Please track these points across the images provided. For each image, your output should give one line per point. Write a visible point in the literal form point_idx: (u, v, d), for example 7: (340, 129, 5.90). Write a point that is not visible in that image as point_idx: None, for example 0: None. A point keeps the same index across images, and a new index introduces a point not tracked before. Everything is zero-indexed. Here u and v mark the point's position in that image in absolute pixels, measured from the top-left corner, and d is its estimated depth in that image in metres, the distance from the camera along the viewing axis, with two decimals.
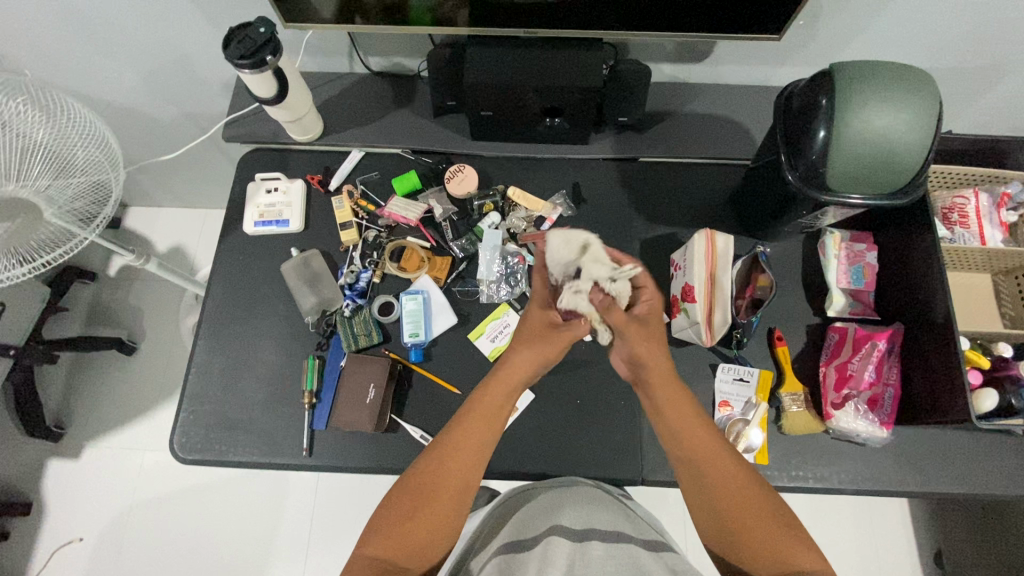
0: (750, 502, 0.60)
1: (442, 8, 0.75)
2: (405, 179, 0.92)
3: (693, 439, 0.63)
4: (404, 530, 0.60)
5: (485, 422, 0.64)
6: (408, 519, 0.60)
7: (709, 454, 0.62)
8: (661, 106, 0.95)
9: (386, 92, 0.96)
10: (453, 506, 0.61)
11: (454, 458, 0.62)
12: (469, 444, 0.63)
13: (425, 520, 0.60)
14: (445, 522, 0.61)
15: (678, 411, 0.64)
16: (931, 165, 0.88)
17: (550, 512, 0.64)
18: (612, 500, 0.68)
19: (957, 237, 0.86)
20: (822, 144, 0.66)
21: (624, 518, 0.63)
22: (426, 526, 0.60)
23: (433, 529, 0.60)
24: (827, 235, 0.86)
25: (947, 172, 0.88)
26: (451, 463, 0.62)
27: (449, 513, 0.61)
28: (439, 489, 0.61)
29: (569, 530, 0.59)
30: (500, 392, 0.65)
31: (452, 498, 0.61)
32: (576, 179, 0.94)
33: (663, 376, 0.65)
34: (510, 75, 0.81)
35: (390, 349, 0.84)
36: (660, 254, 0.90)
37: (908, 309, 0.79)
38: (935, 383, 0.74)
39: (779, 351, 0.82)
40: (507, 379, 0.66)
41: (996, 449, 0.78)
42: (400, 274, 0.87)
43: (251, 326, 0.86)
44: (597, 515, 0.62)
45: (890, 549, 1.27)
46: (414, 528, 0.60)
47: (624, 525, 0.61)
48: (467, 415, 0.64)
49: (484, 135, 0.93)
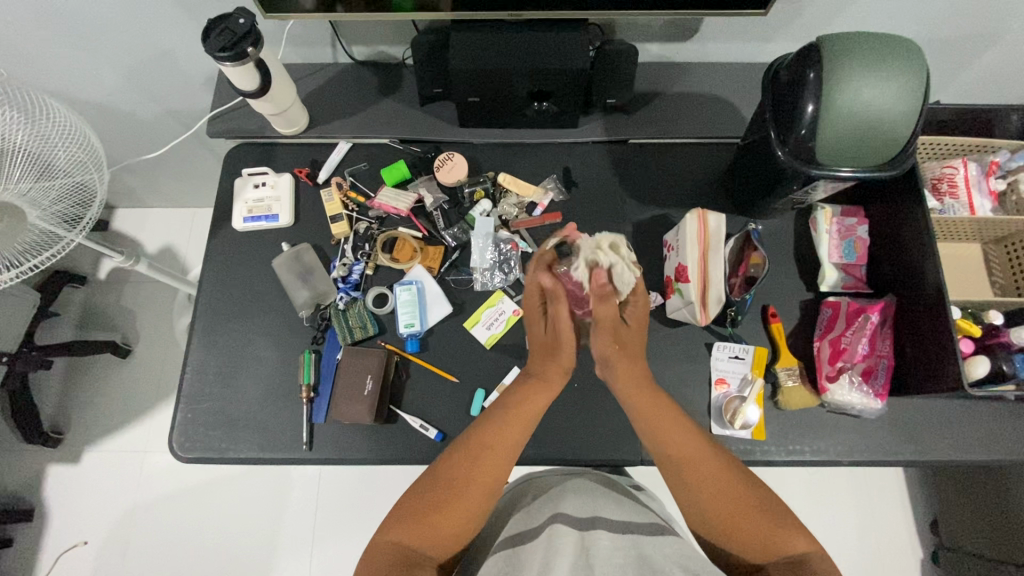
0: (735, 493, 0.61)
1: None
2: (394, 168, 0.91)
3: (666, 433, 0.66)
4: (426, 516, 0.61)
5: (524, 418, 0.67)
6: (433, 509, 0.61)
7: (688, 448, 0.64)
8: (649, 86, 0.94)
9: (372, 82, 0.95)
10: (480, 499, 0.62)
11: (492, 448, 0.64)
12: (507, 437, 0.65)
13: (449, 511, 0.61)
14: (474, 509, 0.62)
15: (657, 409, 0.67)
16: (921, 137, 0.87)
17: (557, 499, 0.64)
18: (618, 489, 0.69)
19: (947, 208, 0.85)
20: (810, 119, 0.66)
21: (630, 506, 0.64)
22: (454, 514, 0.61)
23: (461, 518, 0.61)
24: (819, 210, 0.86)
25: (934, 142, 0.88)
26: (487, 456, 0.64)
27: (478, 502, 0.62)
28: (467, 481, 0.62)
29: (574, 518, 0.59)
30: (543, 392, 0.69)
31: (481, 490, 0.62)
32: (567, 164, 0.94)
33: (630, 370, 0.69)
34: (495, 60, 0.80)
35: (386, 341, 0.84)
36: (652, 236, 0.90)
37: (900, 281, 0.80)
38: (928, 352, 0.75)
39: (773, 327, 0.82)
40: (547, 377, 0.70)
41: (989, 417, 0.79)
42: (394, 265, 0.86)
43: (244, 323, 0.85)
44: (601, 504, 0.62)
45: (888, 520, 1.29)
46: (439, 516, 0.61)
47: (629, 513, 0.61)
48: (509, 409, 0.67)
49: (472, 121, 0.93)
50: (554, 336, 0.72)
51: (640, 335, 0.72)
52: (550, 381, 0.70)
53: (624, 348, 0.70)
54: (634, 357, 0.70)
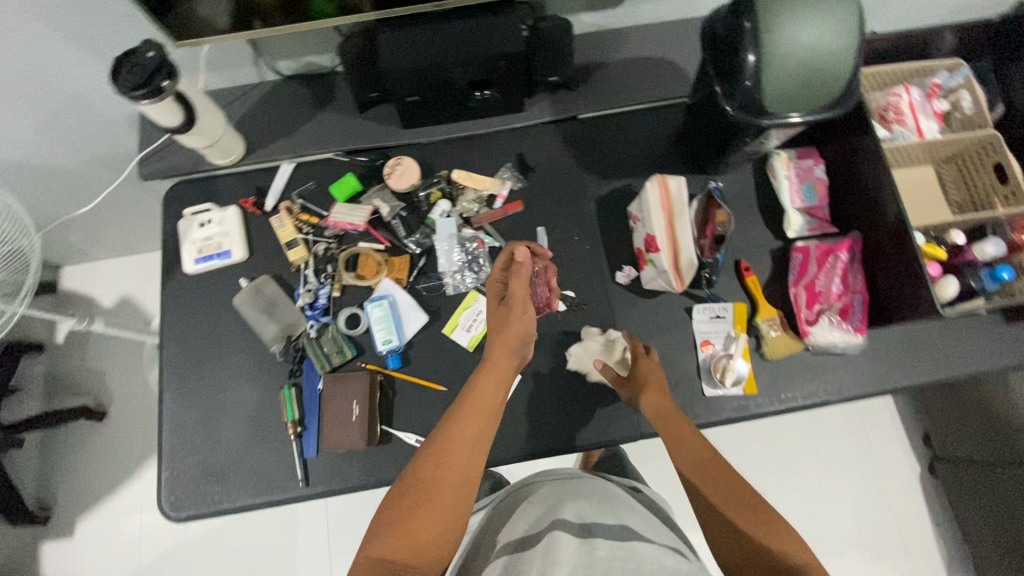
0: (738, 488, 0.61)
1: None
2: (343, 183, 0.87)
3: (685, 440, 0.68)
4: (404, 528, 0.56)
5: (484, 409, 0.66)
6: (409, 518, 0.56)
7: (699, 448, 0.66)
8: (590, 58, 0.92)
9: (305, 96, 0.91)
10: (457, 500, 0.59)
11: (458, 441, 0.62)
12: (470, 429, 0.63)
13: (427, 515, 0.57)
14: (454, 513, 0.58)
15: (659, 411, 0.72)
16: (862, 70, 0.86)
17: (558, 508, 0.62)
18: (616, 493, 0.69)
19: (897, 135, 0.84)
20: (753, 68, 0.65)
21: (629, 514, 0.62)
22: (434, 516, 0.57)
23: (440, 522, 0.57)
24: (775, 157, 0.86)
25: (879, 72, 0.87)
26: (453, 451, 0.61)
27: (455, 504, 0.59)
28: (441, 477, 0.59)
29: (571, 524, 0.58)
30: (495, 378, 0.68)
31: (455, 488, 0.59)
32: (520, 150, 0.92)
33: (671, 418, 0.71)
34: (427, 56, 0.77)
35: (365, 362, 0.81)
36: (616, 210, 0.89)
37: (864, 215, 0.80)
38: (899, 281, 0.76)
39: (748, 280, 0.82)
40: (496, 363, 0.69)
41: (963, 333, 0.82)
42: (361, 283, 0.83)
43: (215, 368, 0.81)
44: (602, 511, 0.61)
45: (885, 444, 1.34)
46: (417, 522, 0.56)
47: (627, 518, 0.60)
48: (468, 401, 0.66)
49: (416, 121, 0.89)
50: (502, 312, 0.72)
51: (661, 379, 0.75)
52: (500, 367, 0.70)
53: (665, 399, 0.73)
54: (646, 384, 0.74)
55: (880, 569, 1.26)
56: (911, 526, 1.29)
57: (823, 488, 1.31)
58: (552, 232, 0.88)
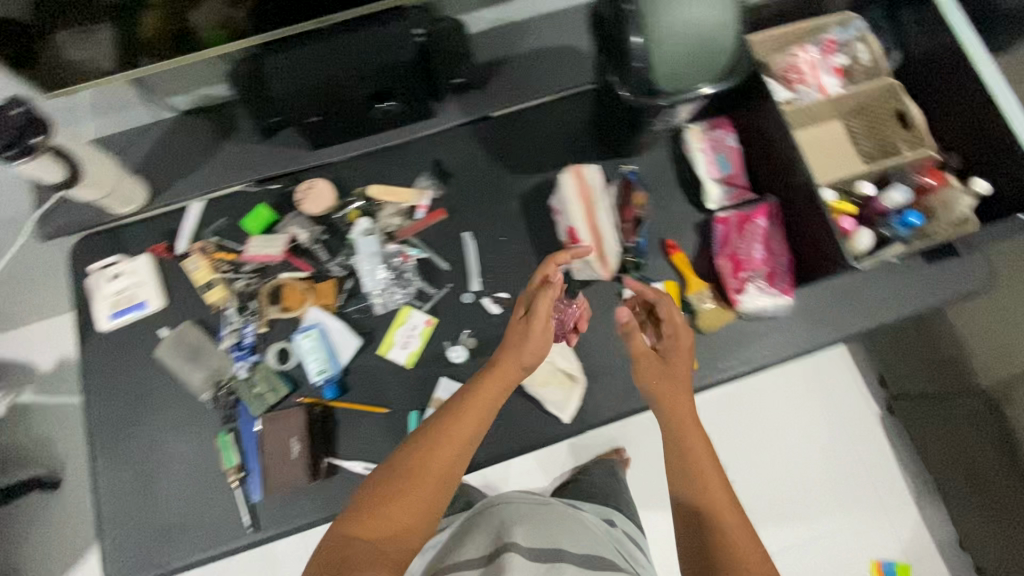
0: (716, 502, 0.58)
1: (229, 19, 0.67)
2: (256, 215, 0.85)
3: (680, 427, 0.63)
4: (374, 513, 0.53)
5: (481, 408, 0.60)
6: (384, 502, 0.53)
7: (692, 437, 0.62)
8: (493, 55, 0.91)
9: (204, 130, 0.87)
10: (435, 494, 0.55)
11: (448, 434, 0.57)
12: (462, 428, 0.58)
13: (400, 503, 0.53)
14: (427, 508, 0.54)
15: (670, 403, 0.65)
16: (753, 38, 0.85)
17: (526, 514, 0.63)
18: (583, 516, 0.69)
19: (800, 95, 0.85)
20: (639, 50, 0.65)
21: (593, 536, 0.65)
22: (407, 504, 0.54)
23: (411, 511, 0.53)
24: (686, 131, 0.86)
25: (770, 38, 0.86)
26: (440, 443, 0.57)
27: (432, 497, 0.54)
28: (424, 468, 0.55)
29: (538, 550, 0.57)
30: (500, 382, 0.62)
31: (435, 481, 0.55)
32: (437, 156, 0.89)
33: (679, 404, 0.65)
34: (320, 74, 0.75)
35: (302, 395, 0.79)
36: (541, 204, 0.87)
37: (777, 178, 0.81)
38: (818, 237, 0.76)
39: (674, 258, 0.83)
40: (504, 365, 0.63)
41: (888, 280, 0.83)
42: (287, 315, 0.81)
43: (147, 425, 0.78)
44: (571, 529, 0.63)
45: (845, 392, 1.37)
46: (389, 508, 0.53)
47: (590, 538, 0.63)
48: (467, 397, 0.60)
49: (325, 140, 0.87)
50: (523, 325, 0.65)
51: (684, 368, 0.68)
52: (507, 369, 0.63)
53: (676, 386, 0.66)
54: (676, 374, 0.67)
55: (850, 511, 1.30)
56: (876, 466, 1.33)
57: (790, 443, 1.34)
58: (478, 236, 0.86)
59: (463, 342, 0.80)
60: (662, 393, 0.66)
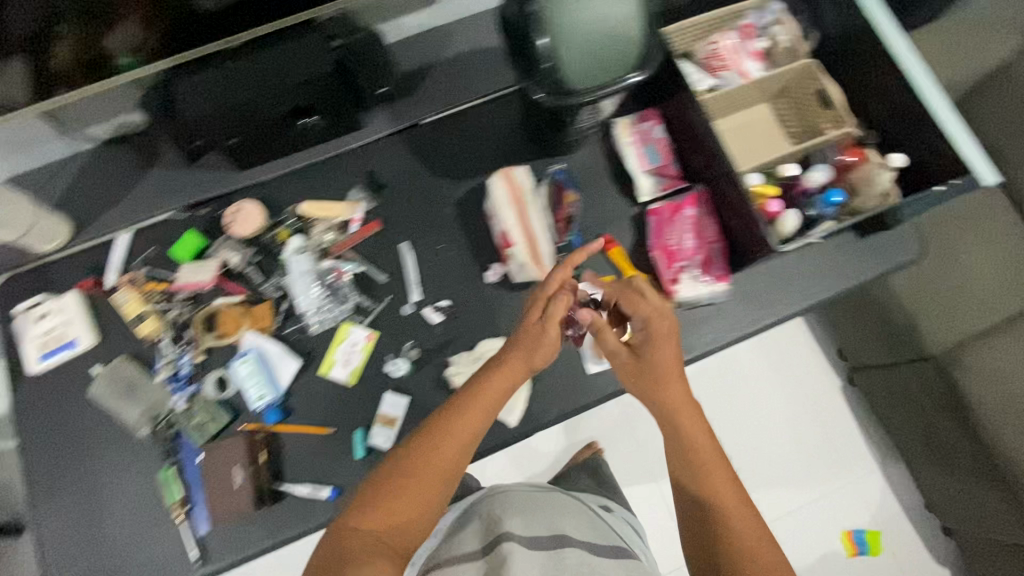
0: (724, 503, 0.57)
1: (138, 49, 0.63)
2: (185, 242, 0.83)
3: (677, 417, 0.62)
4: (381, 506, 0.54)
5: (487, 405, 0.61)
6: (391, 494, 0.55)
7: (690, 426, 0.62)
8: (420, 62, 0.90)
9: (127, 159, 0.85)
10: (440, 484, 0.56)
11: (454, 428, 0.58)
12: (467, 424, 0.59)
13: (405, 495, 0.55)
14: (431, 499, 0.56)
15: (668, 395, 0.63)
16: (669, 29, 0.84)
17: (529, 510, 0.66)
18: (572, 507, 0.73)
19: (726, 81, 0.86)
20: (547, 50, 0.64)
21: (591, 528, 0.68)
22: (412, 495, 0.55)
23: (417, 502, 0.55)
24: (614, 125, 0.86)
25: (686, 27, 0.85)
26: (445, 438, 0.58)
27: (436, 489, 0.56)
28: (429, 462, 0.57)
29: (536, 539, 0.60)
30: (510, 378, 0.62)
31: (441, 473, 0.57)
32: (369, 168, 0.88)
33: (679, 395, 0.63)
34: (234, 94, 0.73)
35: (245, 423, 0.77)
36: (476, 208, 0.86)
37: (704, 166, 0.82)
38: (745, 223, 0.77)
39: (612, 253, 0.83)
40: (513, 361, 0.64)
41: (822, 259, 0.84)
42: (223, 341, 0.79)
43: (85, 466, 0.76)
44: (570, 523, 0.66)
45: (807, 367, 1.39)
46: (394, 500, 0.55)
47: (586, 531, 0.66)
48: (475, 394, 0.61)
49: (250, 159, 0.85)
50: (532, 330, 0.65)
51: (666, 363, 0.64)
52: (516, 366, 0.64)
53: (675, 382, 0.63)
54: (664, 375, 0.63)
55: (819, 484, 1.33)
56: (841, 436, 1.36)
57: (757, 423, 1.36)
58: (415, 245, 0.85)
59: (405, 354, 0.80)
60: (666, 385, 0.63)
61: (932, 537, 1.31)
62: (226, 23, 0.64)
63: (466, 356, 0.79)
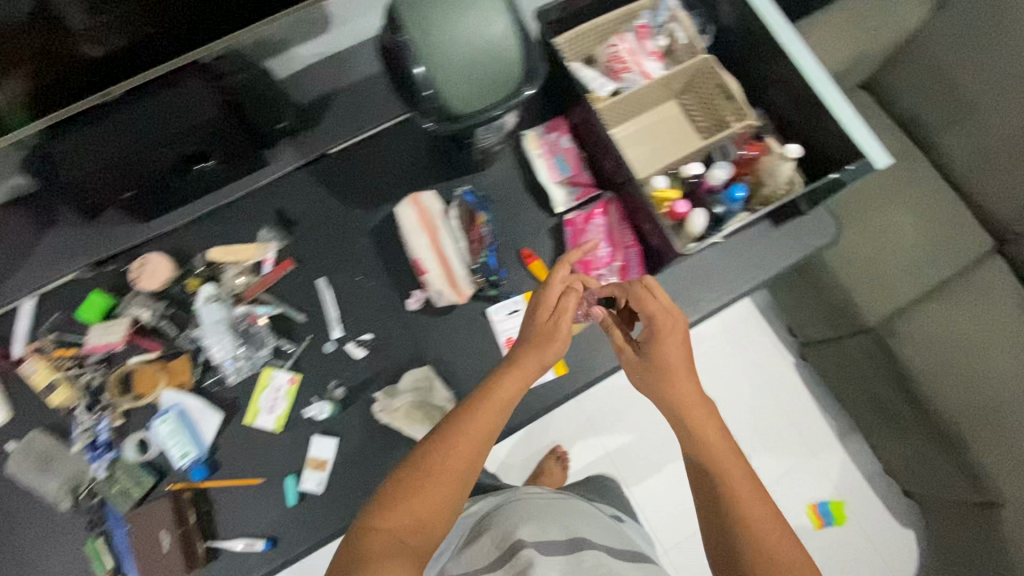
0: (742, 496, 0.53)
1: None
2: (90, 303, 0.80)
3: (690, 408, 0.59)
4: (394, 509, 0.53)
5: (500, 403, 0.59)
6: (407, 495, 0.53)
7: (702, 418, 0.58)
8: (322, 92, 0.88)
9: (22, 222, 0.82)
10: (457, 484, 0.55)
11: (468, 426, 0.57)
12: (482, 423, 0.58)
13: (420, 496, 0.53)
14: (447, 500, 0.54)
15: (679, 385, 0.60)
16: (557, 39, 0.83)
17: (545, 516, 0.67)
18: (591, 513, 0.73)
19: (629, 83, 0.85)
20: (424, 78, 0.63)
21: (605, 532, 0.69)
22: (428, 495, 0.54)
23: (432, 504, 0.53)
24: (523, 138, 0.86)
25: (576, 35, 0.85)
26: (459, 438, 0.56)
27: (451, 489, 0.54)
28: (444, 462, 0.55)
29: (553, 543, 0.61)
30: (525, 372, 0.62)
31: (457, 470, 0.55)
32: (278, 206, 0.86)
33: (689, 386, 0.60)
34: (117, 147, 0.70)
35: (171, 482, 0.76)
36: (392, 236, 0.85)
37: (611, 173, 0.82)
38: (654, 228, 0.77)
39: (532, 267, 0.83)
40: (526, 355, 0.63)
41: (742, 250, 0.84)
42: (141, 401, 0.77)
43: (7, 548, 0.74)
44: (585, 527, 0.67)
45: (760, 348, 1.41)
46: (407, 503, 0.53)
47: (600, 534, 0.67)
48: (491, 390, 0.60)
49: (154, 210, 0.82)
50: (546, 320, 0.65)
51: (679, 361, 0.61)
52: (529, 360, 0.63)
53: (683, 374, 0.61)
54: (674, 360, 0.61)
55: (781, 462, 1.35)
56: (798, 411, 1.38)
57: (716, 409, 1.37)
58: (333, 280, 0.83)
59: (330, 394, 0.78)
60: (675, 375, 0.61)
61: (894, 500, 1.34)
62: (110, 70, 0.61)
63: (389, 391, 0.77)
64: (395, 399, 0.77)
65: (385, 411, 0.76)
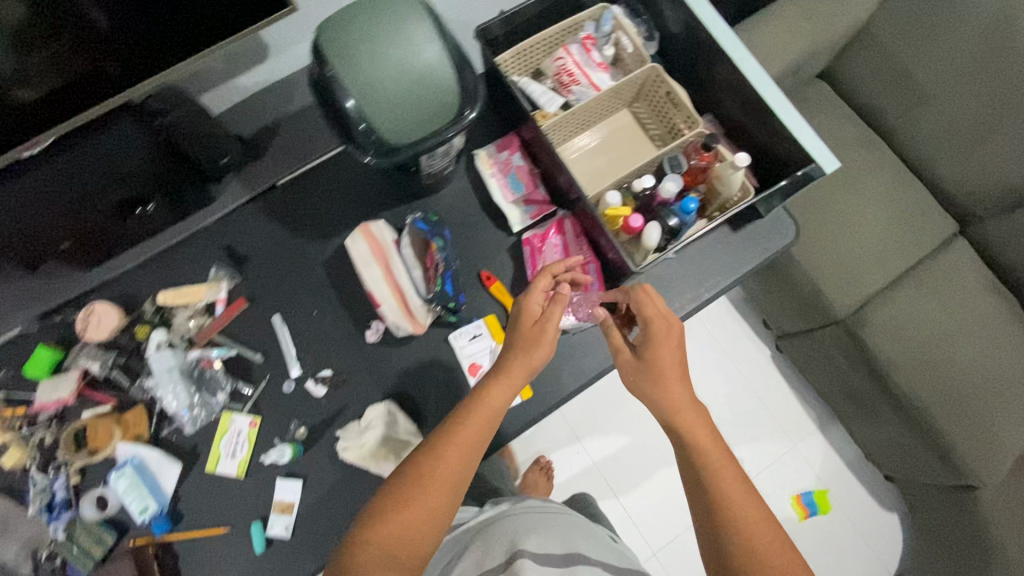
0: (735, 502, 0.51)
1: None
2: (36, 359, 0.77)
3: (680, 413, 0.57)
4: (383, 524, 0.52)
5: (489, 413, 0.59)
6: (398, 508, 0.53)
7: (695, 424, 0.57)
8: (266, 123, 0.85)
9: None
10: (447, 494, 0.54)
11: (457, 435, 0.57)
12: (470, 432, 0.57)
13: (409, 509, 0.53)
14: (435, 514, 0.53)
15: (668, 389, 0.58)
16: (498, 58, 0.82)
17: (544, 525, 0.66)
18: (591, 527, 0.72)
19: (578, 97, 0.84)
20: (356, 112, 0.61)
21: (604, 546, 0.68)
22: (417, 508, 0.53)
23: (421, 517, 0.53)
24: (475, 158, 0.85)
25: (520, 52, 0.84)
26: (447, 448, 0.56)
27: (439, 502, 0.54)
28: (432, 473, 0.55)
29: (549, 555, 0.60)
30: (514, 378, 0.61)
31: (446, 480, 0.54)
32: (228, 243, 0.83)
33: (680, 387, 0.59)
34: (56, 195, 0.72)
35: (133, 537, 0.74)
36: (347, 267, 0.83)
37: (564, 190, 0.81)
38: (608, 245, 0.76)
39: (492, 289, 0.81)
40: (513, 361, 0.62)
41: (704, 258, 0.83)
42: (95, 457, 0.75)
43: None
44: (583, 540, 0.66)
45: (737, 343, 1.41)
46: (394, 517, 0.52)
47: (599, 548, 0.66)
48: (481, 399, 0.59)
49: (97, 258, 0.80)
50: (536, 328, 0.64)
51: (673, 361, 0.60)
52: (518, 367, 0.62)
53: (676, 376, 0.59)
54: (666, 361, 0.59)
55: (764, 456, 1.35)
56: (778, 404, 1.38)
57: None
58: (289, 317, 0.81)
59: (292, 436, 0.77)
60: (667, 376, 0.59)
61: (876, 486, 1.35)
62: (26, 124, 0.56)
63: (353, 428, 0.76)
64: (360, 435, 0.75)
65: (351, 448, 0.75)
